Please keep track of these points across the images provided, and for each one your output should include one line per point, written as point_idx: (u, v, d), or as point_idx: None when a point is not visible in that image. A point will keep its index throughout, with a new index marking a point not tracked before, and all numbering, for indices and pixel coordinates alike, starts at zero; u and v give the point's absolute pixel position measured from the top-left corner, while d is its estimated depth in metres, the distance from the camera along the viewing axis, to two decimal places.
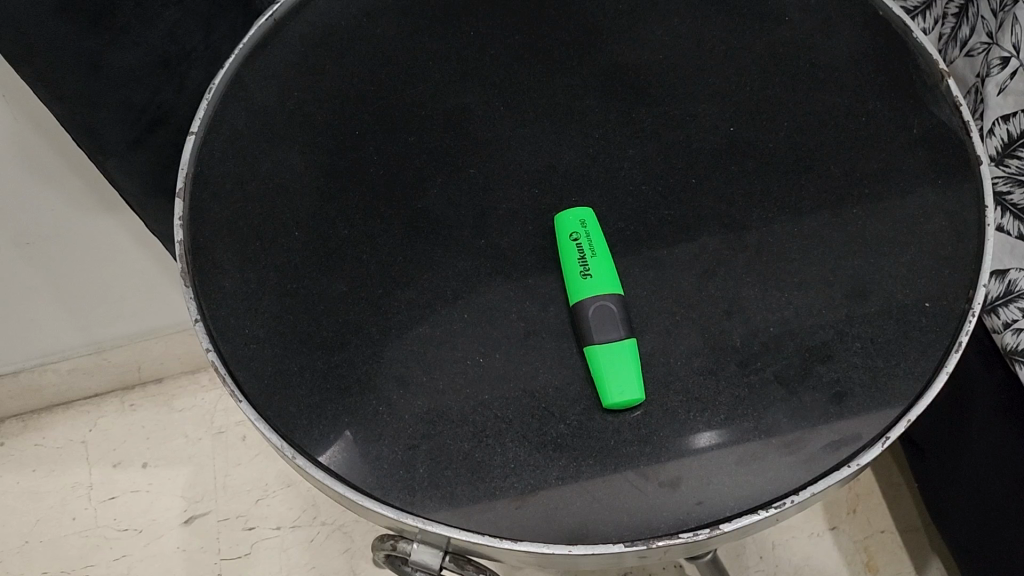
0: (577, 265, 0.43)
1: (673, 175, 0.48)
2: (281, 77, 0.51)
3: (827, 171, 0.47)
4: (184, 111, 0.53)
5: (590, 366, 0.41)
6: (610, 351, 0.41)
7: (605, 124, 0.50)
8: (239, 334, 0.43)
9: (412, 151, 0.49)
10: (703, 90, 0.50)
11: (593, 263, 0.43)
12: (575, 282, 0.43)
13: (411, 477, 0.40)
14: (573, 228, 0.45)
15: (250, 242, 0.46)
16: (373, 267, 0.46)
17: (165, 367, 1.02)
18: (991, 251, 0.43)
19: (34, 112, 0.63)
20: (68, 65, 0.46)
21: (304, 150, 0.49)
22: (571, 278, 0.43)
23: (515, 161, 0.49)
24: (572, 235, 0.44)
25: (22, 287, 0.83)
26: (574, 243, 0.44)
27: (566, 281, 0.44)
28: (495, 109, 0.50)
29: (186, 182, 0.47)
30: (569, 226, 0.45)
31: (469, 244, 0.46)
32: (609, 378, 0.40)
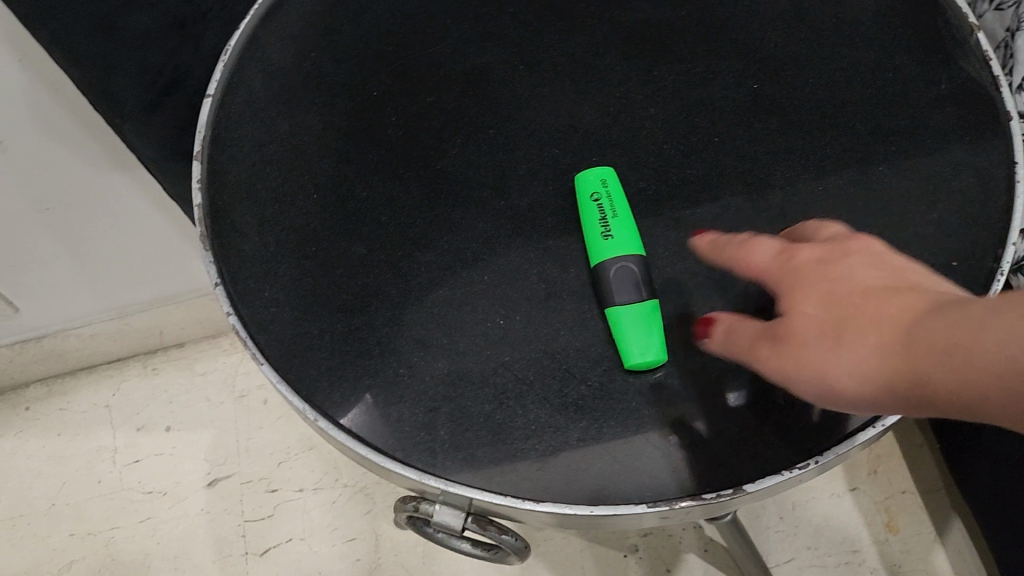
0: (598, 226, 0.43)
1: (696, 134, 0.47)
2: (297, 39, 0.51)
3: (853, 127, 0.46)
4: (200, 73, 0.53)
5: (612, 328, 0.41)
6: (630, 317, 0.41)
7: (626, 82, 0.49)
8: (258, 297, 0.43)
9: (430, 111, 0.49)
10: (725, 47, 0.49)
11: (614, 224, 0.43)
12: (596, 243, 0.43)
13: (432, 439, 0.40)
14: (594, 186, 0.44)
15: (268, 204, 0.46)
16: (392, 229, 0.45)
17: (186, 331, 1.03)
18: (1021, 209, 0.42)
19: (52, 77, 0.63)
20: (84, 27, 0.46)
21: (322, 111, 0.49)
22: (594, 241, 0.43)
23: (533, 121, 0.48)
24: (593, 196, 0.44)
25: (42, 253, 0.83)
26: (595, 204, 0.44)
27: (587, 242, 0.44)
28: (514, 68, 0.50)
29: (204, 145, 0.47)
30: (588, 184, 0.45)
31: (488, 206, 0.46)
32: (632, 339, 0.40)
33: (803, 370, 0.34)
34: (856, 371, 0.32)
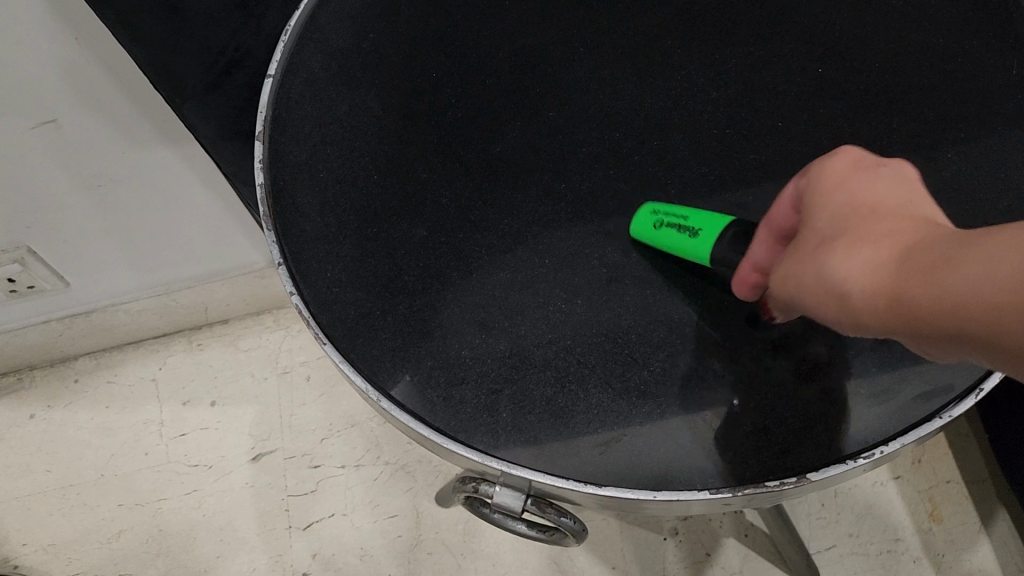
0: (687, 237, 0.42)
1: (759, 119, 0.46)
2: (358, 19, 0.51)
3: (921, 113, 0.45)
4: (261, 53, 0.53)
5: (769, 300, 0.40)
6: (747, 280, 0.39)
7: (689, 65, 0.48)
8: (320, 278, 0.44)
9: (491, 93, 0.49)
10: (789, 30, 0.49)
11: (692, 221, 0.42)
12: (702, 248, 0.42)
13: (494, 421, 0.40)
14: (652, 221, 0.43)
15: (330, 185, 0.46)
16: (452, 211, 0.45)
17: (231, 308, 1.04)
18: None
19: (110, 54, 0.63)
20: (150, 7, 0.46)
21: (383, 92, 0.49)
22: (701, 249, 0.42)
23: (594, 103, 0.48)
24: (659, 225, 0.43)
25: (93, 229, 0.84)
26: (667, 228, 0.42)
27: (694, 258, 0.42)
28: (575, 50, 0.49)
29: (266, 126, 0.47)
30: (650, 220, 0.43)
31: (549, 189, 0.46)
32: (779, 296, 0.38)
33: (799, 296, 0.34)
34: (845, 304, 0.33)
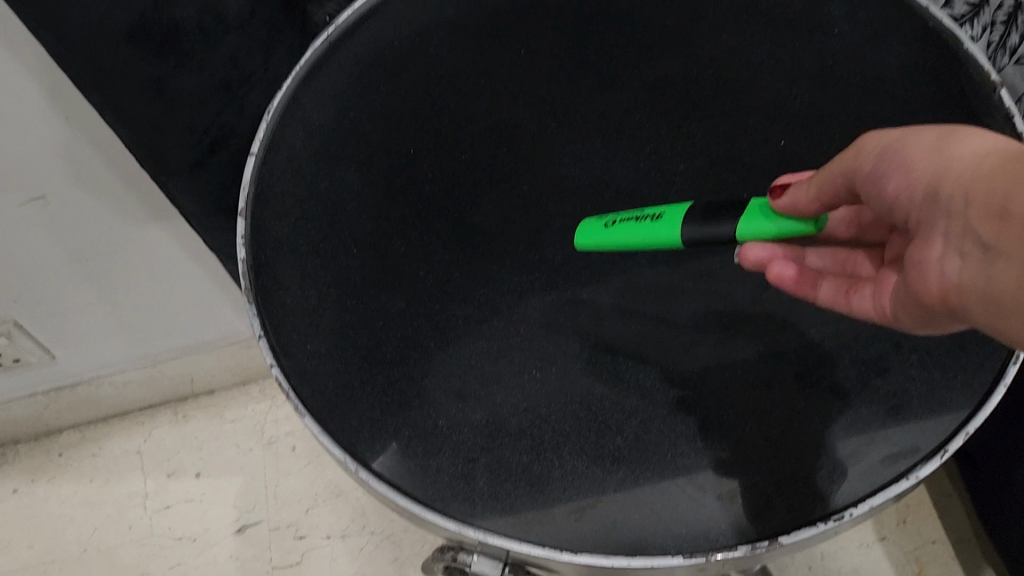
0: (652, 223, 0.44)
1: (725, 189, 0.49)
2: (338, 98, 0.52)
3: None
4: (244, 131, 0.55)
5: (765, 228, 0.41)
6: (743, 211, 0.42)
7: (657, 139, 0.50)
8: (300, 350, 0.45)
9: (466, 169, 0.50)
10: (753, 104, 0.51)
11: (653, 213, 0.45)
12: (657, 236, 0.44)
13: (471, 490, 0.41)
14: (600, 221, 0.46)
15: (310, 259, 0.47)
16: (429, 282, 0.47)
17: (217, 379, 1.04)
18: None
19: (96, 131, 0.65)
20: (135, 89, 0.48)
21: (363, 168, 0.50)
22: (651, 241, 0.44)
23: (566, 177, 0.50)
24: (609, 223, 0.45)
25: (79, 302, 0.85)
26: (631, 225, 0.45)
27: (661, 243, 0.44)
28: (548, 126, 0.51)
29: (249, 203, 0.48)
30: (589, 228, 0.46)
31: (524, 259, 0.47)
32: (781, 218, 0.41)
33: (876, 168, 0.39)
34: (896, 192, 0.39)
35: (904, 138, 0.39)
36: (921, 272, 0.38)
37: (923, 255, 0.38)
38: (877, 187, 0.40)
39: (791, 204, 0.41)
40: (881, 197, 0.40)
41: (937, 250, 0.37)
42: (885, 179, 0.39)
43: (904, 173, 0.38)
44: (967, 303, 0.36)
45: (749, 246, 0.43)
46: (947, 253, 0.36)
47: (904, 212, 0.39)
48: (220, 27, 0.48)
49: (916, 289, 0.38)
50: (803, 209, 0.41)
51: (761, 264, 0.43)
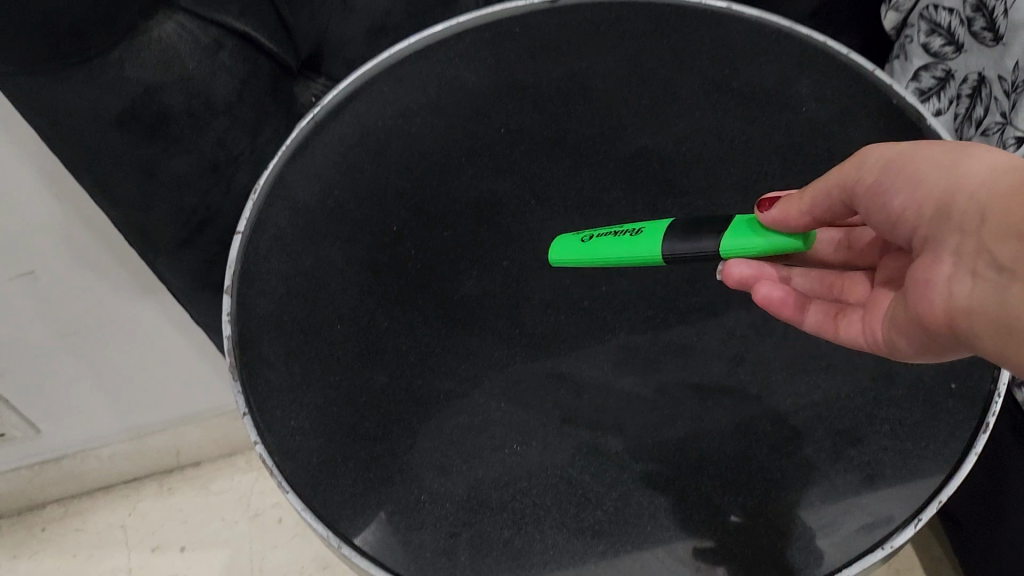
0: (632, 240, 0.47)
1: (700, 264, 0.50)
2: (323, 177, 0.53)
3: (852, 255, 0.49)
4: (231, 210, 0.56)
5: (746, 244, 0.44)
6: (728, 227, 0.45)
7: (633, 215, 0.52)
8: (284, 426, 0.45)
9: (447, 244, 0.51)
10: (726, 180, 0.52)
11: (637, 229, 0.47)
12: (638, 253, 0.47)
13: (454, 565, 0.41)
14: (578, 236, 0.49)
15: (294, 335, 0.48)
16: (412, 356, 0.47)
17: (203, 451, 1.04)
18: None
19: (86, 209, 0.66)
20: (124, 172, 0.49)
21: (346, 245, 0.51)
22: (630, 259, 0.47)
23: (544, 252, 0.51)
24: (587, 237, 0.48)
25: (66, 376, 0.85)
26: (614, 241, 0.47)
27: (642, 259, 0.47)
28: (527, 202, 0.53)
29: (234, 280, 0.49)
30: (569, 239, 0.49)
31: (505, 333, 0.48)
32: (762, 240, 0.43)
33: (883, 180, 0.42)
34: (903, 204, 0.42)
35: (905, 154, 0.42)
36: (923, 289, 0.40)
37: (927, 272, 0.40)
38: (879, 199, 0.43)
39: (775, 217, 0.44)
40: (882, 211, 0.43)
41: (946, 268, 0.39)
42: (888, 192, 0.42)
43: (905, 186, 0.41)
44: (975, 321, 0.37)
45: (732, 263, 0.46)
46: (956, 272, 0.38)
47: (906, 228, 0.42)
48: (208, 111, 0.50)
49: (918, 306, 0.40)
50: (789, 221, 0.43)
51: (743, 282, 0.46)
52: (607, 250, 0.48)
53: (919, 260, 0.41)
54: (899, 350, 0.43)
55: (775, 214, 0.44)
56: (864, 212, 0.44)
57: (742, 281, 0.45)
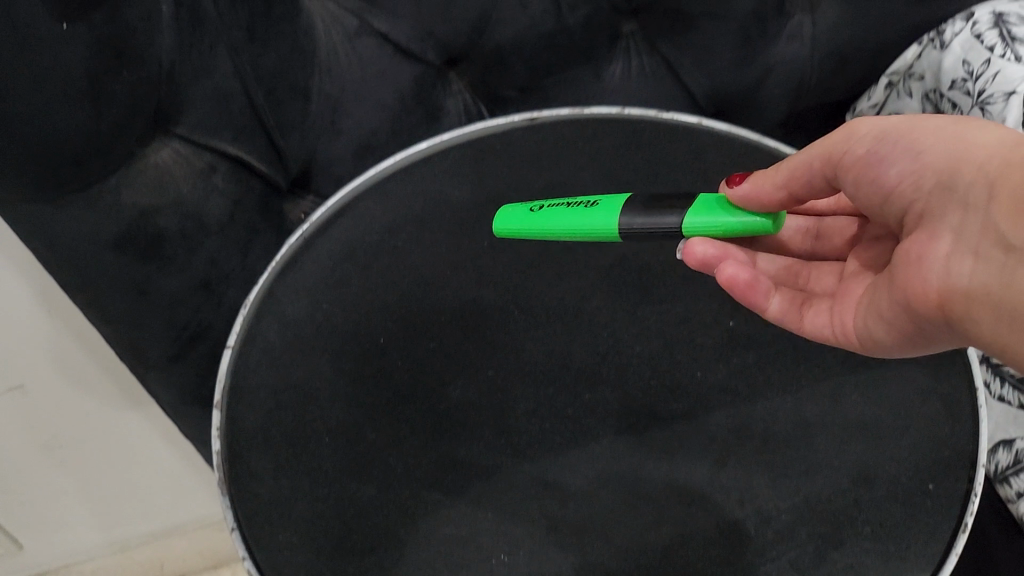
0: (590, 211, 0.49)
1: (680, 369, 0.51)
2: (311, 291, 0.54)
3: (824, 360, 0.51)
4: (222, 325, 0.57)
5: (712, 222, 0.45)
6: (690, 206, 0.46)
7: (614, 323, 0.53)
8: (273, 541, 0.46)
9: (433, 356, 0.52)
10: (702, 287, 0.54)
11: (594, 203, 0.50)
12: (594, 226, 0.49)
13: None
14: (527, 206, 0.52)
15: (282, 449, 0.49)
16: (400, 468, 0.48)
17: (188, 565, 1.02)
18: (985, 445, 0.47)
19: (77, 323, 0.67)
20: (118, 292, 0.51)
21: (334, 358, 0.52)
22: (584, 231, 0.49)
23: (528, 360, 0.52)
24: (534, 208, 0.52)
25: (51, 491, 0.85)
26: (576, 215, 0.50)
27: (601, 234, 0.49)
28: (510, 312, 0.54)
29: (225, 394, 0.50)
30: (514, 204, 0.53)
31: (491, 443, 0.49)
32: (728, 219, 0.45)
33: (877, 152, 0.45)
34: (900, 175, 0.44)
35: (898, 127, 0.45)
36: (918, 268, 0.43)
37: (925, 249, 0.43)
38: (869, 170, 0.45)
39: (746, 197, 0.46)
40: (870, 181, 0.46)
41: (944, 247, 0.42)
42: (878, 162, 0.45)
43: (901, 158, 0.44)
44: (975, 301, 0.41)
45: (693, 242, 0.47)
46: (955, 252, 0.42)
47: (898, 202, 0.45)
48: (201, 232, 0.52)
49: (910, 284, 0.44)
50: (761, 200, 0.46)
51: (706, 263, 0.47)
52: (558, 219, 0.50)
53: (915, 236, 0.44)
54: (871, 331, 0.47)
55: (748, 193, 0.46)
56: (848, 187, 0.47)
57: (703, 261, 0.47)
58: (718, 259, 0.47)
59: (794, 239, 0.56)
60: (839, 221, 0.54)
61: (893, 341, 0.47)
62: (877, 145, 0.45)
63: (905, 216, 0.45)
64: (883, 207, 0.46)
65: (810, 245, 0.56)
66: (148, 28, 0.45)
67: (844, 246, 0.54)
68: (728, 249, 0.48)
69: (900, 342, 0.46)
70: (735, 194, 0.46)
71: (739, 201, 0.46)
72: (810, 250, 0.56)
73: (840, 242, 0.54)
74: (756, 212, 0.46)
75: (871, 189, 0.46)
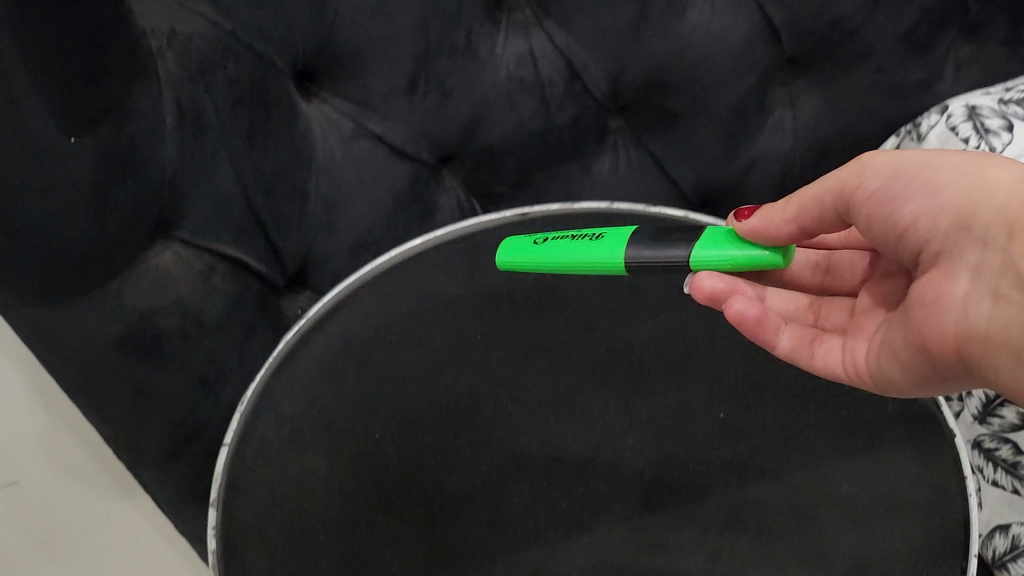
0: (595, 244, 0.48)
1: (673, 462, 0.53)
2: (306, 386, 0.54)
3: (816, 450, 0.52)
4: (219, 422, 0.58)
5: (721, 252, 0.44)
6: (698, 238, 0.45)
7: (606, 416, 0.54)
8: None
9: (429, 452, 0.53)
10: (694, 378, 0.54)
11: (600, 235, 0.48)
12: (600, 261, 0.47)
13: None
14: (530, 238, 0.52)
15: (279, 547, 0.50)
16: (395, 565, 0.50)
17: None
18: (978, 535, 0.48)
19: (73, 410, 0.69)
20: (118, 393, 0.52)
21: (330, 455, 0.52)
22: (589, 265, 0.48)
23: (523, 453, 0.53)
24: (538, 239, 0.51)
25: None
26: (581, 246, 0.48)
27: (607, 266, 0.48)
28: (504, 406, 0.54)
29: (222, 492, 0.51)
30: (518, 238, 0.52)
31: (488, 539, 0.51)
32: (740, 252, 0.43)
33: (889, 187, 0.41)
34: (913, 212, 0.41)
35: (911, 161, 0.41)
36: (936, 310, 0.40)
37: (941, 289, 0.39)
38: (882, 208, 0.42)
39: (755, 230, 0.44)
40: (884, 219, 0.42)
41: (963, 289, 0.39)
42: (892, 200, 0.41)
43: (916, 195, 0.41)
44: (996, 347, 0.38)
45: (701, 276, 0.44)
46: (974, 294, 0.38)
47: (914, 239, 0.41)
48: (200, 332, 0.54)
49: (928, 327, 0.40)
50: (771, 234, 0.43)
51: (713, 298, 0.44)
52: (562, 252, 0.49)
53: (930, 277, 0.40)
54: (885, 375, 0.44)
55: (756, 227, 0.44)
56: (860, 223, 0.43)
57: (712, 296, 0.44)
58: (725, 296, 0.44)
59: (803, 274, 0.53)
60: (849, 254, 0.51)
61: (909, 385, 0.44)
62: (890, 181, 0.41)
63: (918, 256, 0.42)
64: (897, 247, 0.43)
65: (819, 280, 0.52)
66: (152, 137, 0.47)
67: (855, 280, 0.51)
68: (736, 283, 0.45)
69: (916, 387, 0.43)
70: (744, 227, 0.44)
71: (746, 234, 0.44)
72: (821, 286, 0.52)
73: (850, 277, 0.51)
74: (767, 246, 0.43)
75: (882, 227, 0.42)
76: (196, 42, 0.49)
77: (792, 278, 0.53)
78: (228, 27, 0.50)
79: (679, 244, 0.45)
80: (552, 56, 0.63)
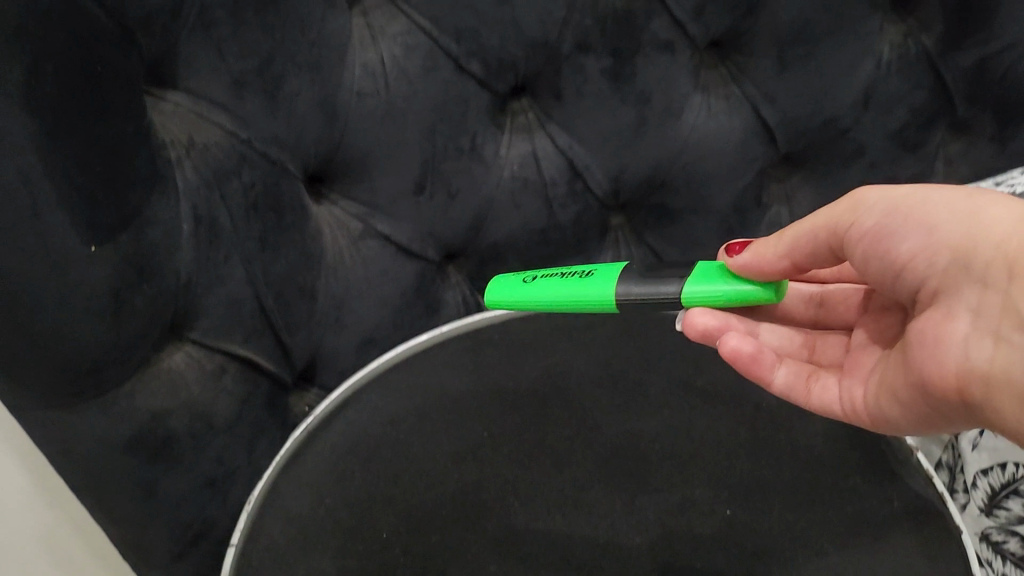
0: (582, 278, 0.49)
1: (682, 561, 0.52)
2: (315, 483, 0.55)
3: (821, 547, 0.52)
4: (226, 522, 0.59)
5: (706, 289, 0.45)
6: (688, 275, 0.46)
7: (612, 513, 0.54)
8: None
9: (436, 551, 0.52)
10: (699, 474, 0.55)
11: (591, 271, 0.50)
12: (588, 296, 0.48)
13: None
14: (520, 277, 0.52)
15: None
16: None
17: None
18: None
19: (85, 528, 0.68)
20: (127, 496, 0.52)
21: (338, 555, 0.52)
22: (578, 300, 0.49)
23: (531, 553, 0.53)
24: (526, 278, 0.52)
25: None
26: (571, 280, 0.49)
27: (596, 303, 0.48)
28: (512, 505, 0.54)
29: None
30: (511, 277, 0.53)
31: None
32: (728, 287, 0.44)
33: (885, 223, 0.42)
34: (911, 248, 0.41)
35: (907, 197, 0.42)
36: (934, 350, 0.40)
37: (941, 329, 0.40)
38: (879, 243, 0.43)
39: (747, 265, 0.44)
40: (880, 254, 0.43)
41: (964, 329, 0.39)
42: (889, 235, 0.42)
43: (913, 233, 0.41)
44: (995, 388, 0.38)
45: (694, 313, 0.46)
46: (974, 336, 0.39)
47: (911, 276, 0.42)
48: (210, 431, 0.55)
49: (924, 367, 0.41)
50: (764, 271, 0.44)
51: (706, 335, 0.46)
52: (550, 288, 0.50)
53: (928, 316, 0.41)
54: (881, 413, 0.45)
55: (748, 262, 0.44)
56: (856, 258, 0.44)
57: (704, 333, 0.45)
58: (715, 330, 0.46)
59: (796, 308, 0.53)
60: (843, 288, 0.52)
61: (907, 425, 0.44)
62: (886, 216, 0.42)
63: (917, 293, 0.42)
64: (895, 284, 0.43)
65: (814, 314, 0.53)
66: (170, 246, 0.49)
67: (851, 315, 0.51)
68: (727, 320, 0.47)
69: (914, 426, 0.44)
70: (736, 263, 0.45)
71: (737, 269, 0.45)
72: (815, 321, 0.53)
73: (846, 314, 0.52)
74: (757, 282, 0.44)
75: (878, 261, 0.43)
76: (213, 151, 0.51)
77: (786, 312, 0.53)
78: (243, 135, 0.52)
79: (671, 279, 0.46)
80: (555, 157, 0.65)
